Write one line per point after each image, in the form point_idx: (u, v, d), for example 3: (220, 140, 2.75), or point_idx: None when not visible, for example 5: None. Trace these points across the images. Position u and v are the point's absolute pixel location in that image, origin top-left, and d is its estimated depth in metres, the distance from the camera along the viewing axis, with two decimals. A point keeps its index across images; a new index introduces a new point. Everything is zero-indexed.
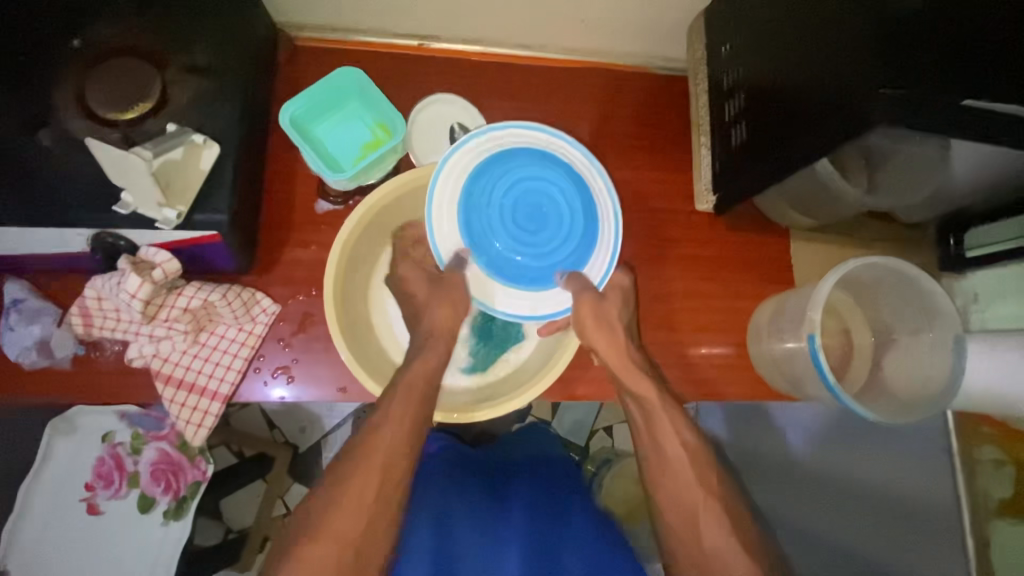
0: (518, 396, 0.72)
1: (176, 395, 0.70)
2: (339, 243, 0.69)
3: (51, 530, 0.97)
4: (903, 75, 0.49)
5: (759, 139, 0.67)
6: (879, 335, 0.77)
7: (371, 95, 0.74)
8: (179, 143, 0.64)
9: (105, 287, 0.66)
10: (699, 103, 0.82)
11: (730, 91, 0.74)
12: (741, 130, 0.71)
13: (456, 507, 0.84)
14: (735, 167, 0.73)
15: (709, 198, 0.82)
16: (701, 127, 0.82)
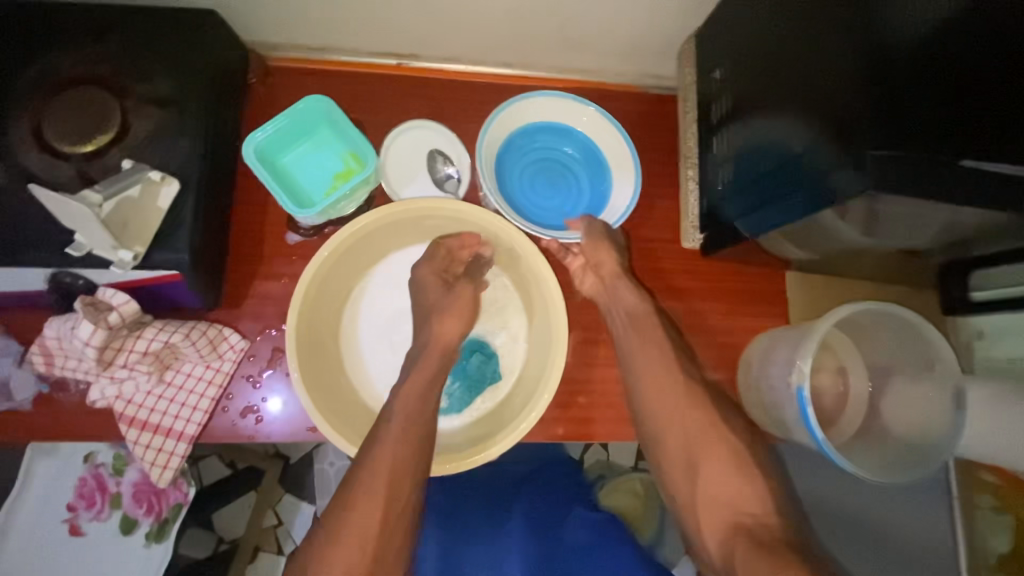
0: (490, 445, 0.68)
1: (140, 437, 0.68)
2: (304, 284, 0.66)
3: (35, 549, 0.98)
4: (897, 131, 0.46)
5: (747, 180, 0.64)
6: (876, 377, 0.73)
7: (340, 121, 0.70)
8: (135, 181, 0.61)
9: (64, 330, 0.64)
10: (688, 132, 0.77)
11: (720, 124, 0.70)
12: (729, 167, 0.68)
13: (453, 526, 0.83)
14: (723, 205, 0.71)
15: (695, 237, 0.78)
16: (689, 158, 0.77)
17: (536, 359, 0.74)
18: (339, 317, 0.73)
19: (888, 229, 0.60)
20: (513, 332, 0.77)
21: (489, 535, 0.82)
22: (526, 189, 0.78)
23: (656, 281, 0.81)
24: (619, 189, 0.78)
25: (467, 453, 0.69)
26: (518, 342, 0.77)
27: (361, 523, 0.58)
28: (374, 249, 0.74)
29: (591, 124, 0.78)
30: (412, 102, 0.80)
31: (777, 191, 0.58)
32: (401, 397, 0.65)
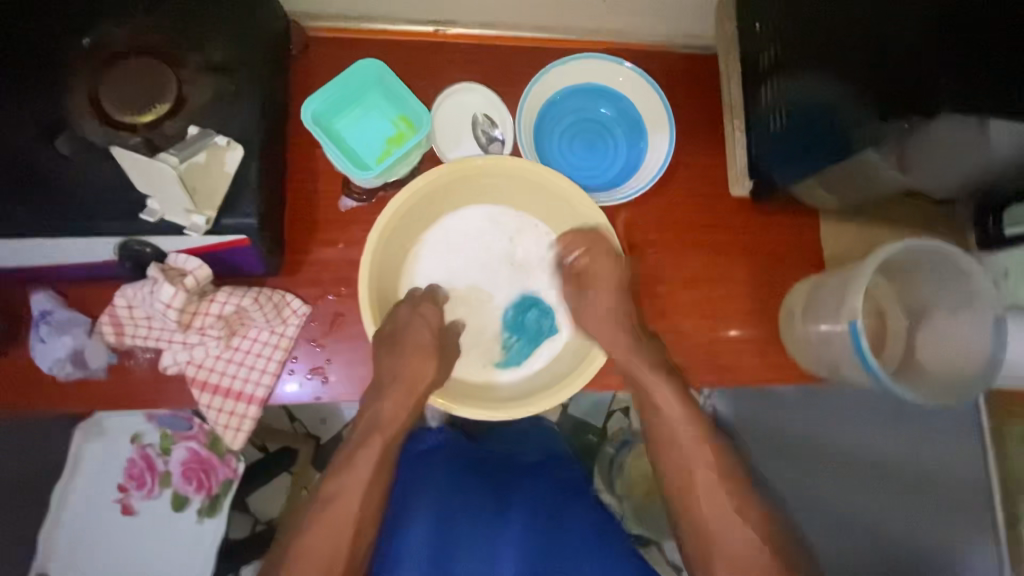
0: (547, 398, 0.71)
1: (213, 400, 0.69)
2: (373, 242, 0.69)
3: (90, 530, 0.99)
4: (968, 67, 0.51)
5: (801, 125, 0.70)
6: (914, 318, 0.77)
7: (393, 86, 0.72)
8: (202, 148, 0.62)
9: (137, 296, 0.65)
10: (731, 83, 0.81)
11: (767, 74, 0.74)
12: (783, 116, 0.73)
13: (452, 511, 0.77)
14: (774, 150, 0.75)
15: (746, 182, 0.81)
16: (734, 110, 0.80)
17: (590, 315, 0.77)
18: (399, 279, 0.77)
19: (923, 165, 0.65)
20: (565, 289, 0.80)
21: (492, 525, 0.76)
22: (565, 153, 0.79)
23: (689, 236, 0.83)
24: (653, 145, 0.78)
25: (521, 401, 0.72)
26: (571, 300, 0.80)
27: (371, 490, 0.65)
28: (433, 206, 0.76)
29: (625, 83, 0.78)
30: (451, 68, 0.80)
31: (835, 135, 0.65)
32: (424, 379, 0.70)
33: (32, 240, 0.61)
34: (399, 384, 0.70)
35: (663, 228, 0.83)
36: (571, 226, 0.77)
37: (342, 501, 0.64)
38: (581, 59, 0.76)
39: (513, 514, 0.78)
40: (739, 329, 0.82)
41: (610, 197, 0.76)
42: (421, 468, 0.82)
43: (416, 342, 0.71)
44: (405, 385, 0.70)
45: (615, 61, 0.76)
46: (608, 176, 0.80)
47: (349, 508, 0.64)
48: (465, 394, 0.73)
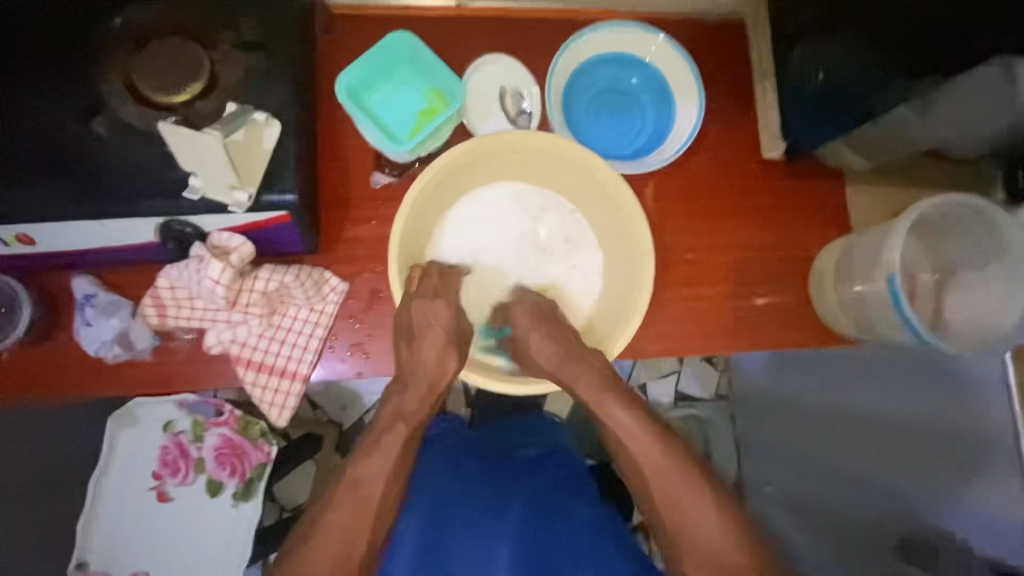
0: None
1: (257, 378, 0.70)
2: (402, 216, 0.69)
3: (124, 522, 0.98)
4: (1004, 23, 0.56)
5: (827, 91, 0.71)
6: (940, 272, 0.77)
7: (425, 60, 0.71)
8: (242, 123, 0.62)
9: (182, 275, 0.66)
10: (759, 48, 0.80)
11: (795, 36, 0.74)
12: (820, 74, 0.71)
13: (452, 502, 0.82)
14: (802, 113, 0.76)
15: (777, 146, 0.80)
16: (763, 72, 0.80)
17: (616, 290, 0.78)
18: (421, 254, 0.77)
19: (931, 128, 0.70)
20: (591, 266, 0.81)
21: (490, 514, 0.81)
22: (593, 123, 0.79)
23: (715, 203, 0.82)
24: (682, 114, 0.78)
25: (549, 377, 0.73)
26: (596, 278, 0.81)
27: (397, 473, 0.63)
28: (461, 183, 0.77)
29: (655, 53, 0.79)
30: (476, 41, 0.78)
31: (860, 99, 0.67)
32: (444, 374, 0.69)
33: (76, 222, 0.61)
34: (417, 381, 0.69)
35: (689, 197, 0.81)
36: (597, 202, 0.78)
37: (365, 477, 0.62)
38: (611, 27, 0.77)
39: (512, 503, 0.82)
40: (765, 297, 0.82)
41: (637, 165, 0.76)
42: (426, 457, 0.87)
43: (431, 345, 0.69)
44: (425, 385, 0.69)
45: (648, 29, 0.77)
46: (636, 145, 0.80)
47: (372, 495, 0.61)
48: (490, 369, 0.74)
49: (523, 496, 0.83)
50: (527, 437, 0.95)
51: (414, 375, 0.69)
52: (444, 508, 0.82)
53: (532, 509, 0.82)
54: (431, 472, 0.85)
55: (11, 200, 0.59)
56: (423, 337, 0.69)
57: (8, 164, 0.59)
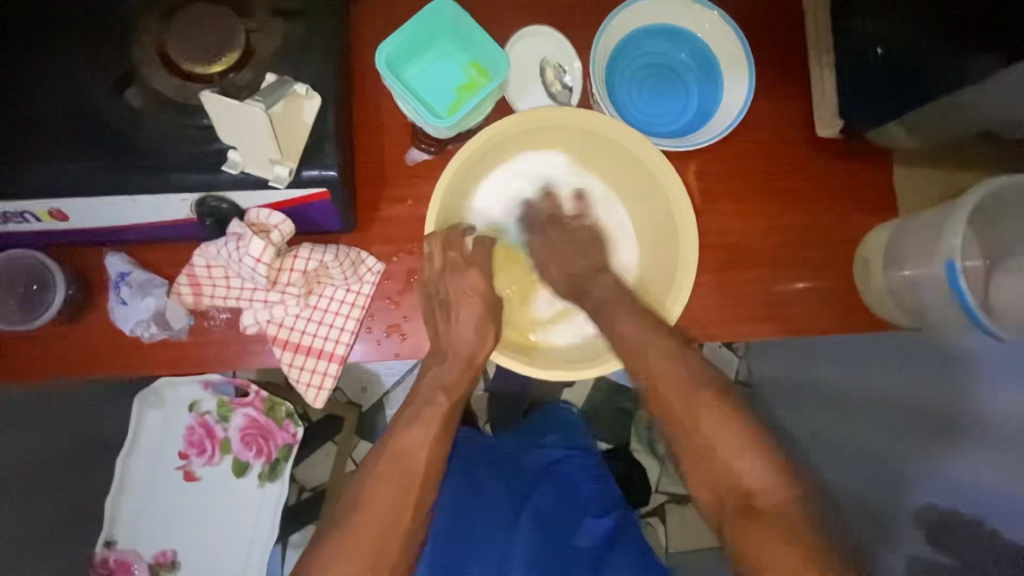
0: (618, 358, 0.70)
1: (294, 359, 0.69)
2: (440, 189, 0.68)
3: (152, 502, 0.97)
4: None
5: (887, 70, 0.69)
6: (992, 257, 0.70)
7: (469, 32, 0.68)
8: (280, 97, 0.58)
9: (219, 253, 0.64)
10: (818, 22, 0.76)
11: (859, 9, 0.71)
12: (878, 49, 0.69)
13: (469, 508, 0.87)
14: (862, 91, 0.73)
15: (836, 123, 0.76)
16: (821, 49, 0.76)
17: (654, 278, 0.76)
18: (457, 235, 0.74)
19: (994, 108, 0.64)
20: (626, 255, 0.79)
21: (505, 518, 0.86)
22: (636, 101, 0.77)
23: (758, 185, 0.79)
24: (731, 92, 0.75)
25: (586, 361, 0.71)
26: (632, 268, 0.79)
27: (440, 443, 0.62)
28: (500, 162, 0.75)
29: (707, 27, 0.75)
30: (516, 13, 0.75)
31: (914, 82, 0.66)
32: (482, 346, 0.68)
33: (112, 197, 0.59)
34: (454, 356, 0.67)
35: (732, 176, 0.79)
36: (638, 187, 0.76)
37: (404, 450, 0.60)
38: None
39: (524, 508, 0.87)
40: (806, 282, 0.79)
41: (681, 143, 0.73)
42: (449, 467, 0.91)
43: (466, 320, 0.68)
44: (463, 359, 0.67)
45: (702, 3, 0.73)
46: (679, 124, 0.77)
47: (416, 463, 0.60)
48: (521, 352, 0.73)
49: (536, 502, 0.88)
50: (546, 441, 1.00)
51: (450, 351, 0.68)
52: (463, 511, 0.86)
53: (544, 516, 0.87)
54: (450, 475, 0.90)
55: (47, 173, 0.57)
56: (461, 311, 0.68)
57: (42, 136, 0.57)
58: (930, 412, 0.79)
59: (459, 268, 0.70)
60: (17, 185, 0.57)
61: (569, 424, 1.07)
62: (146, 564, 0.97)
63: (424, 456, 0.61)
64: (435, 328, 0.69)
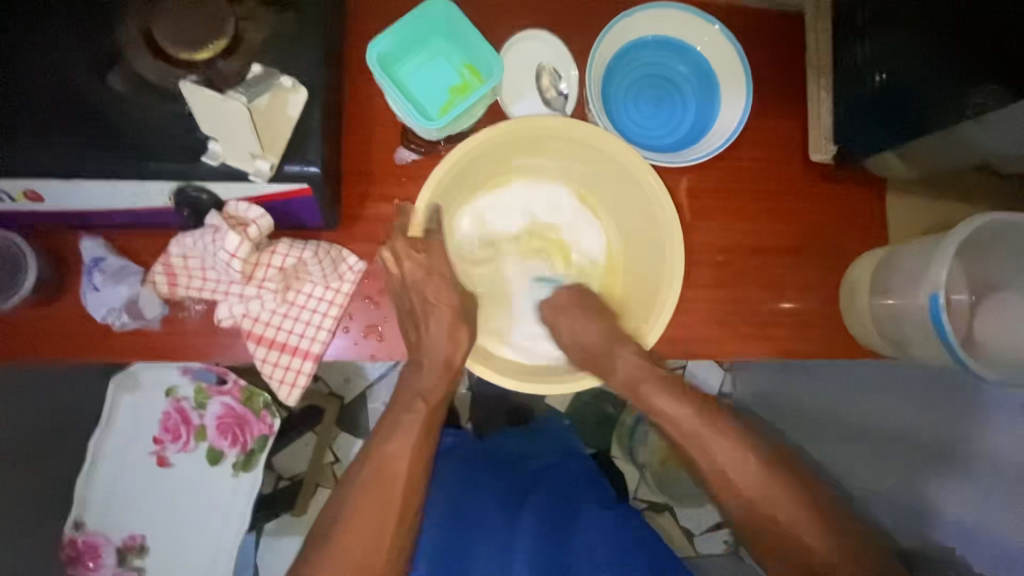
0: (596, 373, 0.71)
1: (268, 355, 0.68)
2: (428, 189, 0.67)
3: (122, 487, 0.95)
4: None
5: (888, 100, 0.67)
6: (977, 292, 0.70)
7: (462, 33, 0.67)
8: (266, 89, 0.57)
9: (195, 245, 0.63)
10: (820, 44, 0.75)
11: (863, 32, 0.69)
12: (879, 76, 0.67)
13: (467, 507, 0.82)
14: (862, 119, 0.71)
15: (828, 148, 0.76)
16: (820, 69, 0.75)
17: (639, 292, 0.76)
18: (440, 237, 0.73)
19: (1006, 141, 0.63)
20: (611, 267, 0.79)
21: (503, 518, 0.82)
22: (631, 112, 0.76)
23: (750, 205, 0.78)
24: (727, 110, 0.74)
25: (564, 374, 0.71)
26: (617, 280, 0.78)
27: (420, 449, 0.65)
28: (487, 168, 0.74)
29: (707, 42, 0.74)
30: (515, 14, 0.73)
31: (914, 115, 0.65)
32: (457, 351, 0.69)
33: (86, 181, 0.57)
34: (431, 359, 0.67)
35: (723, 194, 0.78)
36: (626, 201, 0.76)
37: (388, 459, 0.63)
38: (663, 9, 0.72)
39: (524, 506, 0.83)
40: (792, 303, 0.79)
41: (673, 159, 0.72)
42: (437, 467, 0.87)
43: (440, 326, 0.68)
44: (439, 364, 0.68)
45: (703, 18, 0.72)
46: (673, 138, 0.76)
47: (396, 473, 0.63)
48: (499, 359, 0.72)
49: (537, 498, 0.84)
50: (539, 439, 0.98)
51: (426, 355, 0.68)
52: (461, 511, 0.82)
53: (547, 513, 0.82)
54: (444, 478, 0.85)
55: (19, 155, 0.55)
56: (428, 319, 0.69)
57: (14, 114, 0.55)
58: (931, 443, 0.73)
59: (436, 272, 0.70)
60: None
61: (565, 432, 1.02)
62: (114, 548, 0.95)
63: (404, 463, 0.64)
64: (412, 332, 0.68)
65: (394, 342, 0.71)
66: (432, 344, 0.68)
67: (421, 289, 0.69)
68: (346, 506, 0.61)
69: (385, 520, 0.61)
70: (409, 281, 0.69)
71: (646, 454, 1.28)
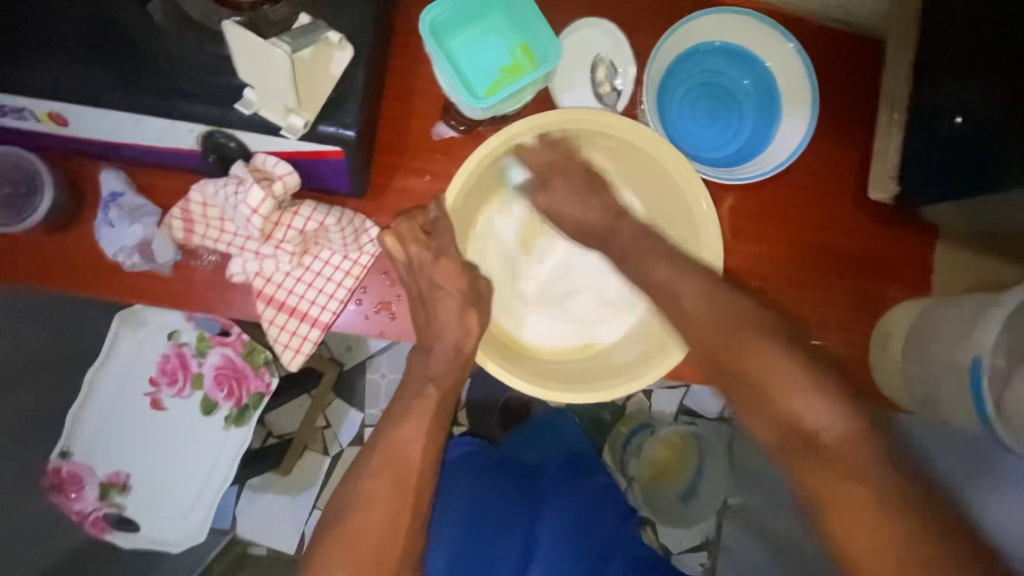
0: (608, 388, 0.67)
1: (275, 317, 0.66)
2: (466, 167, 0.63)
3: (114, 424, 0.92)
4: None
5: (960, 147, 0.62)
6: None
7: (521, 12, 0.63)
8: (309, 43, 0.53)
9: (216, 194, 0.61)
10: (895, 76, 0.70)
11: (946, 69, 0.64)
12: (957, 118, 0.62)
13: (481, 518, 0.79)
14: (930, 163, 0.66)
15: (889, 188, 0.72)
16: (894, 103, 0.70)
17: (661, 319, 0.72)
18: (461, 220, 0.69)
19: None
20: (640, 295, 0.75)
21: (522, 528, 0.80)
22: (685, 119, 0.72)
23: (794, 234, 0.75)
24: (786, 132, 0.70)
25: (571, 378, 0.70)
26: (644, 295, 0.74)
27: (424, 436, 0.62)
28: (539, 151, 0.71)
29: (776, 59, 0.70)
30: (577, 0, 0.70)
31: (988, 165, 0.60)
32: (468, 337, 0.65)
33: (114, 113, 0.55)
34: (443, 343, 0.65)
35: (767, 219, 0.74)
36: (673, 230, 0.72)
37: (401, 444, 0.61)
38: (737, 16, 0.69)
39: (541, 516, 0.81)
40: (819, 341, 0.75)
41: (723, 176, 0.68)
42: (450, 471, 0.84)
43: (449, 313, 0.64)
44: (450, 350, 0.65)
45: (777, 31, 0.68)
46: (725, 153, 0.73)
47: (410, 460, 0.60)
48: (511, 356, 0.69)
49: (554, 511, 0.81)
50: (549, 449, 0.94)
51: (439, 341, 0.65)
52: (476, 518, 0.79)
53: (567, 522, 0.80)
54: (461, 485, 0.82)
55: (45, 74, 0.52)
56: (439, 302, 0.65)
57: (45, 29, 0.52)
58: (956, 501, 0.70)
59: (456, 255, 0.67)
60: (13, 81, 0.52)
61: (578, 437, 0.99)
62: (98, 482, 0.94)
63: (418, 449, 0.61)
64: (423, 314, 0.66)
65: (404, 322, 0.69)
66: (445, 330, 0.65)
67: (430, 274, 0.65)
68: (355, 494, 0.59)
69: (398, 509, 0.58)
70: (417, 265, 0.65)
71: (637, 467, 1.26)
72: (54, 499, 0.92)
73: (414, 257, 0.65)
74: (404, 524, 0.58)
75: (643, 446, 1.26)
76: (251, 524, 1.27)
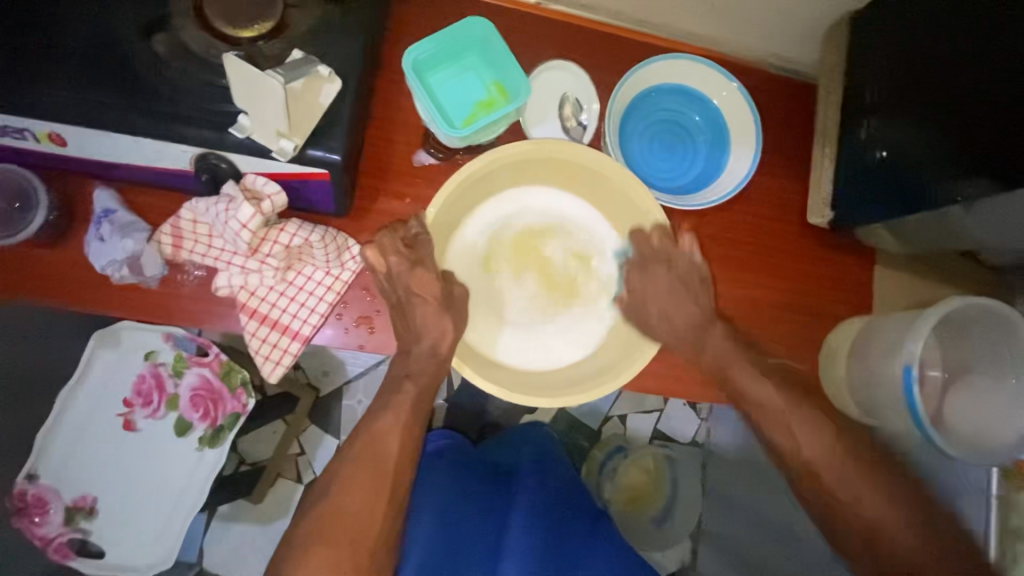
0: (572, 394, 0.69)
1: (258, 329, 0.68)
2: (455, 182, 0.68)
3: (83, 448, 0.91)
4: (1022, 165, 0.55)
5: (884, 177, 0.70)
6: (950, 370, 0.73)
7: (495, 53, 0.70)
8: (302, 75, 0.58)
9: (206, 211, 0.65)
10: (826, 113, 0.79)
11: (870, 108, 0.72)
12: (881, 152, 0.70)
13: (457, 521, 0.80)
14: (861, 192, 0.74)
15: (824, 213, 0.79)
16: (826, 137, 0.79)
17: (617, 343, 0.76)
18: (440, 236, 0.74)
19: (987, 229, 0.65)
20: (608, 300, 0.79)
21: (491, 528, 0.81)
22: (643, 150, 0.79)
23: (744, 257, 0.81)
24: (732, 166, 0.78)
25: (544, 384, 0.73)
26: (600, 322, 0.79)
27: (405, 435, 0.64)
28: (517, 174, 0.76)
29: (725, 101, 0.79)
30: (545, 44, 0.77)
31: (909, 191, 0.67)
32: (444, 338, 0.69)
33: (114, 135, 0.59)
34: (421, 350, 0.68)
35: (721, 241, 0.81)
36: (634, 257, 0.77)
37: (381, 435, 0.63)
38: (687, 61, 0.77)
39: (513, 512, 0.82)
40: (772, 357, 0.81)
41: (676, 202, 0.75)
42: (427, 471, 0.87)
43: (427, 316, 0.68)
44: (427, 351, 0.68)
45: (724, 76, 0.77)
46: (680, 182, 0.80)
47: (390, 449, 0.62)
48: (484, 364, 0.73)
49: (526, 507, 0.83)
50: (521, 455, 0.97)
51: (417, 344, 0.68)
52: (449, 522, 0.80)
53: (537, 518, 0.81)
54: (438, 479, 0.86)
55: (48, 96, 0.56)
56: (414, 311, 0.69)
57: (52, 55, 0.57)
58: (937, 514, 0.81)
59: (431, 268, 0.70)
60: (17, 103, 0.56)
61: (543, 438, 1.04)
62: (63, 506, 0.91)
63: (396, 441, 0.64)
64: (401, 324, 0.69)
65: (380, 335, 0.73)
66: (423, 338, 0.68)
67: (407, 283, 0.69)
68: (331, 492, 0.60)
69: (376, 497, 0.60)
70: (395, 274, 0.69)
71: (613, 490, 1.27)
72: (16, 525, 0.89)
73: (392, 267, 0.68)
74: (382, 510, 0.60)
75: (619, 468, 1.29)
76: (218, 554, 1.23)
